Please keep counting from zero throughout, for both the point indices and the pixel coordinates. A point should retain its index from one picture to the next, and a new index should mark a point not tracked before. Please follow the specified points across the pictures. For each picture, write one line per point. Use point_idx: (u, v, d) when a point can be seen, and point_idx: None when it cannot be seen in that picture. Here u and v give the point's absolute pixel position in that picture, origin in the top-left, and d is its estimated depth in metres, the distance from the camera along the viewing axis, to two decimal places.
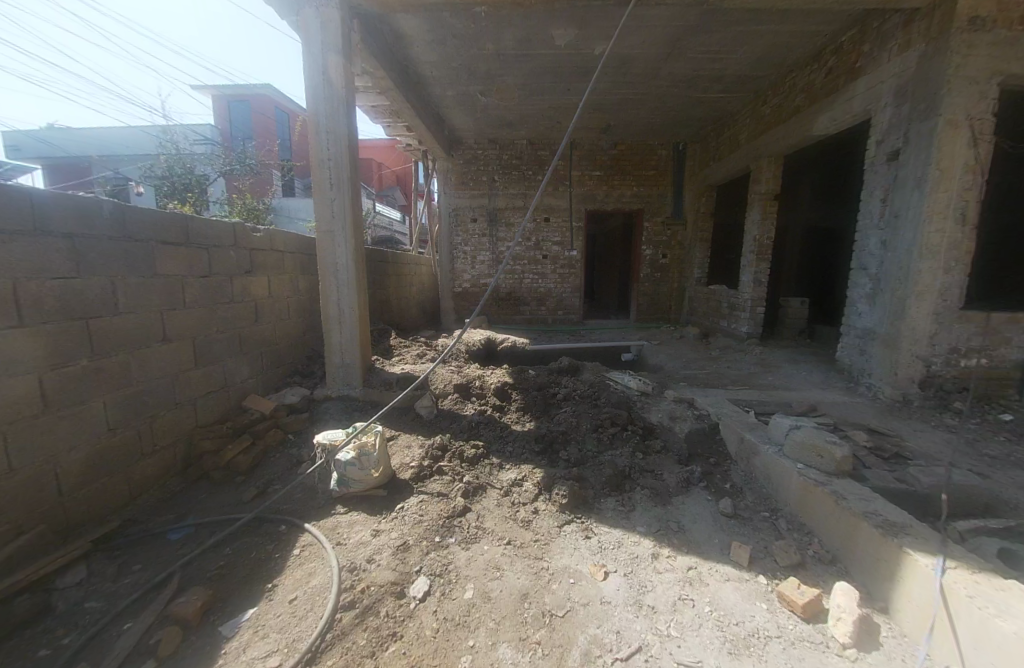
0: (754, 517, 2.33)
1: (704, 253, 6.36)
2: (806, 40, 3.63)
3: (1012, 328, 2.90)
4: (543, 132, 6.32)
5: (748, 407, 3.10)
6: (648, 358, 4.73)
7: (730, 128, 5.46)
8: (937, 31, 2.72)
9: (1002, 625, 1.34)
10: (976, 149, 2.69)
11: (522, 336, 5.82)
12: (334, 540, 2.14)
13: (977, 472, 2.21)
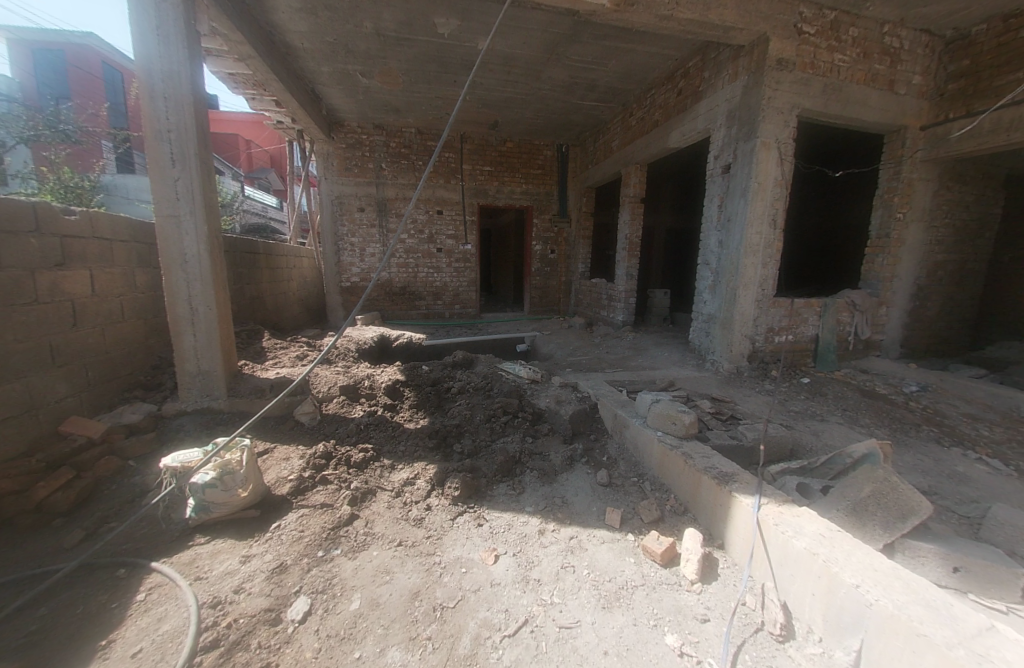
0: (626, 483, 2.62)
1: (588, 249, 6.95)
2: (661, 61, 4.13)
3: (808, 310, 3.70)
4: (430, 122, 6.20)
5: (622, 386, 3.47)
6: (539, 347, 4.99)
7: (604, 135, 5.98)
8: (754, 67, 3.31)
9: (797, 544, 1.74)
10: (782, 167, 3.36)
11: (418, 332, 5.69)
12: (192, 575, 1.85)
13: (785, 424, 2.78)
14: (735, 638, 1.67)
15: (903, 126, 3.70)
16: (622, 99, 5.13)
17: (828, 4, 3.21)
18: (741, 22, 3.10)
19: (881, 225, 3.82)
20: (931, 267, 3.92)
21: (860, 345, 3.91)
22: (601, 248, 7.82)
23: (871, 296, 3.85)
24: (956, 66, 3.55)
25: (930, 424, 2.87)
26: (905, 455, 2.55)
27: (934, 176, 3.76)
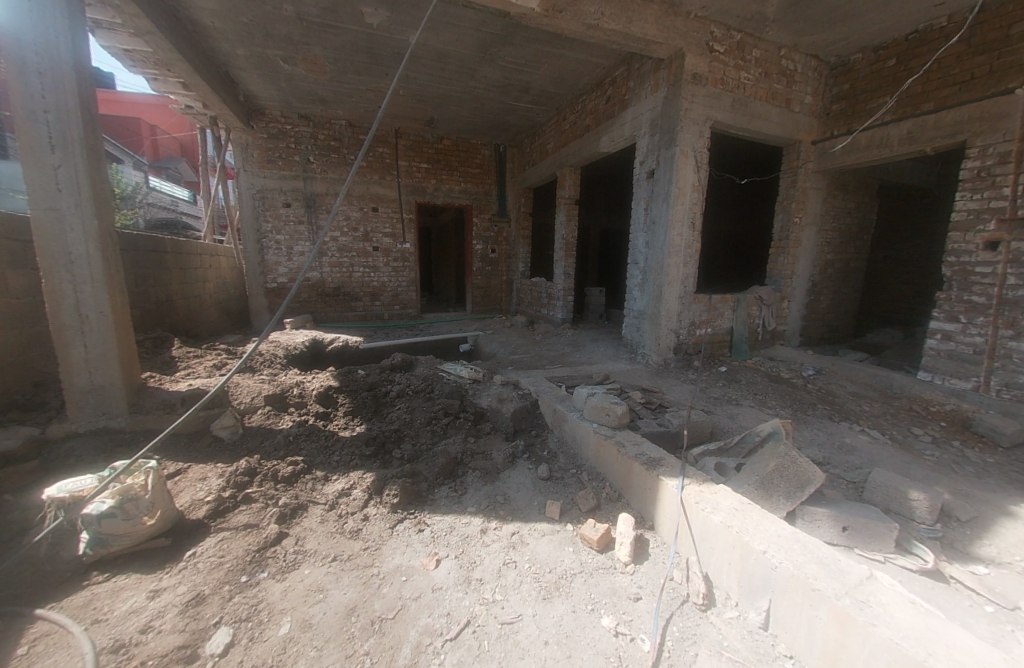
0: (565, 475, 2.71)
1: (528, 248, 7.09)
2: (590, 69, 4.31)
3: (724, 304, 4.07)
4: (361, 115, 5.95)
5: (561, 382, 3.58)
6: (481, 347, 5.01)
7: (539, 137, 6.12)
8: (673, 81, 3.57)
9: (713, 518, 1.90)
10: (699, 174, 3.65)
11: (353, 334, 5.45)
12: (89, 619, 1.61)
13: (705, 410, 3.03)
14: (663, 612, 1.80)
15: (798, 141, 4.18)
16: (555, 103, 5.28)
17: (734, 26, 3.54)
18: (661, 36, 3.32)
19: (783, 228, 4.30)
20: (822, 265, 4.48)
21: (768, 335, 4.38)
22: (541, 248, 8.00)
23: (776, 291, 4.32)
24: (837, 90, 4.08)
25: (822, 402, 3.28)
26: (802, 431, 2.90)
27: (823, 186, 4.30)
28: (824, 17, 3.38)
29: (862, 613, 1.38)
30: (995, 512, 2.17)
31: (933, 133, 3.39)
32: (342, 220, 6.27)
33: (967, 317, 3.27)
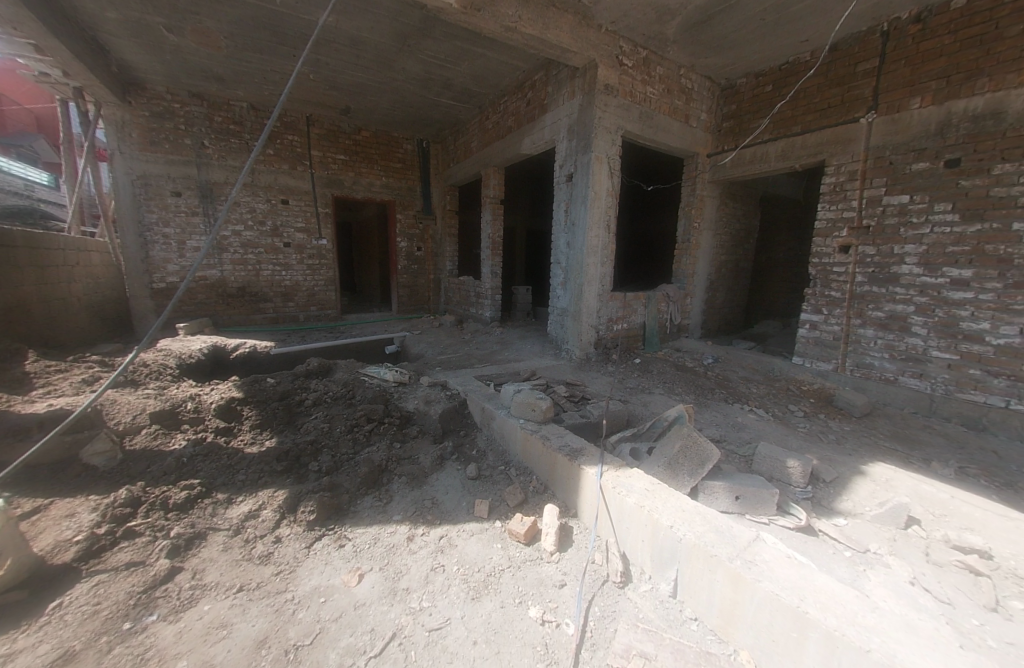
0: (493, 473, 2.72)
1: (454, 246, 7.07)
2: (510, 71, 4.38)
3: (637, 301, 4.40)
4: (266, 97, 5.43)
5: (489, 381, 3.60)
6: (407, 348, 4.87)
7: (463, 134, 6.09)
8: (587, 89, 3.76)
9: (628, 499, 2.04)
10: (612, 179, 3.89)
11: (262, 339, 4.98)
12: None
13: (621, 399, 3.25)
14: (586, 594, 1.89)
15: (697, 153, 4.66)
16: (478, 102, 5.29)
17: (640, 43, 3.82)
18: (574, 45, 3.47)
19: (685, 231, 4.76)
20: (718, 265, 5.04)
21: (676, 328, 4.83)
22: (469, 246, 7.99)
23: (681, 288, 4.79)
24: (727, 109, 4.61)
25: (719, 387, 3.70)
26: (702, 413, 3.24)
27: (718, 195, 4.84)
28: (714, 42, 3.79)
29: (750, 571, 1.58)
30: (849, 472, 2.62)
31: (800, 152, 3.98)
32: (245, 213, 5.73)
33: (827, 309, 3.90)
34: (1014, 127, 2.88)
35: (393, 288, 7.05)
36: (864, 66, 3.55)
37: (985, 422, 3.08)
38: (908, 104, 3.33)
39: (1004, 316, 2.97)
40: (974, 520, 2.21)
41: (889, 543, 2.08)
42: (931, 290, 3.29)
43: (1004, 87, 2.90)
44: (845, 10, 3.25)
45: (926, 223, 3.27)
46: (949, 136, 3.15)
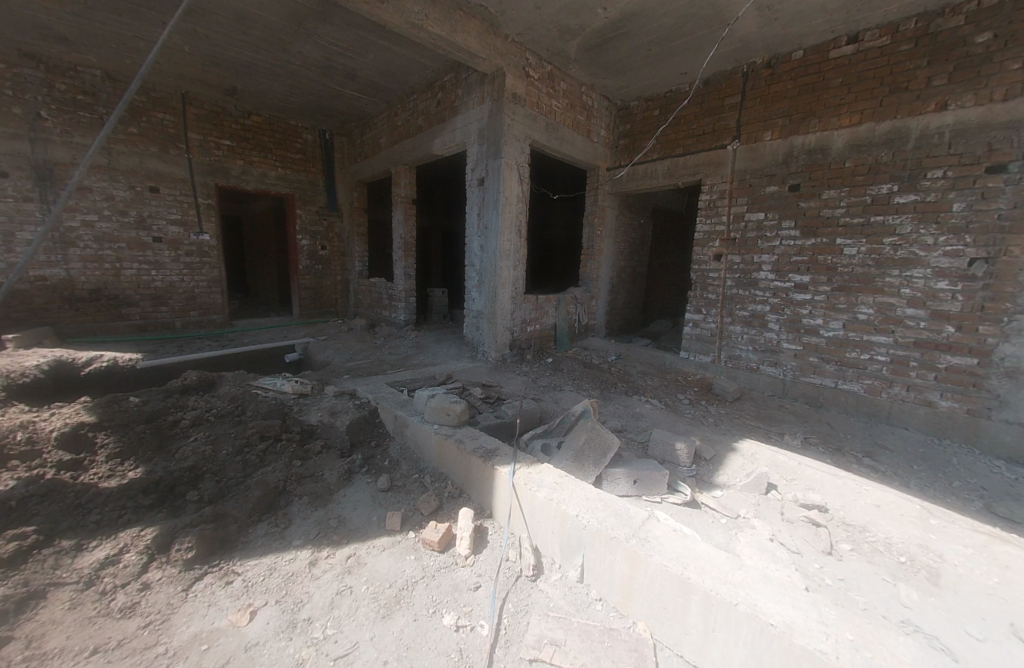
0: (406, 482, 2.63)
1: (362, 247, 6.78)
2: (418, 69, 4.30)
3: (548, 303, 4.61)
4: (125, 65, 4.60)
5: (402, 387, 3.48)
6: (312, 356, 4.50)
7: (370, 129, 5.83)
8: (496, 96, 3.84)
9: (537, 494, 2.11)
10: (522, 186, 4.04)
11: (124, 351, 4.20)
12: None
13: (534, 398, 3.37)
14: (500, 593, 1.91)
15: (598, 166, 5.04)
16: (385, 97, 5.10)
17: (545, 58, 4.02)
18: (482, 51, 3.52)
19: (590, 238, 5.11)
20: (619, 269, 5.52)
21: (584, 328, 5.17)
22: (381, 247, 7.66)
23: (587, 291, 5.14)
24: (623, 127, 5.06)
25: (621, 381, 4.04)
26: (606, 406, 3.50)
27: (618, 205, 5.29)
28: (610, 65, 4.14)
29: (643, 547, 1.74)
30: (724, 449, 3.04)
31: (683, 171, 4.52)
32: (100, 200, 4.81)
33: (707, 309, 4.49)
34: (833, 162, 3.61)
35: (294, 291, 6.46)
36: (730, 101, 4.16)
37: (820, 399, 3.81)
38: (762, 136, 3.98)
39: (830, 313, 3.70)
40: (813, 480, 2.71)
41: (754, 507, 2.45)
42: (781, 292, 3.97)
43: (827, 129, 3.61)
44: (712, 51, 3.78)
45: (777, 236, 3.95)
46: (790, 166, 3.83)
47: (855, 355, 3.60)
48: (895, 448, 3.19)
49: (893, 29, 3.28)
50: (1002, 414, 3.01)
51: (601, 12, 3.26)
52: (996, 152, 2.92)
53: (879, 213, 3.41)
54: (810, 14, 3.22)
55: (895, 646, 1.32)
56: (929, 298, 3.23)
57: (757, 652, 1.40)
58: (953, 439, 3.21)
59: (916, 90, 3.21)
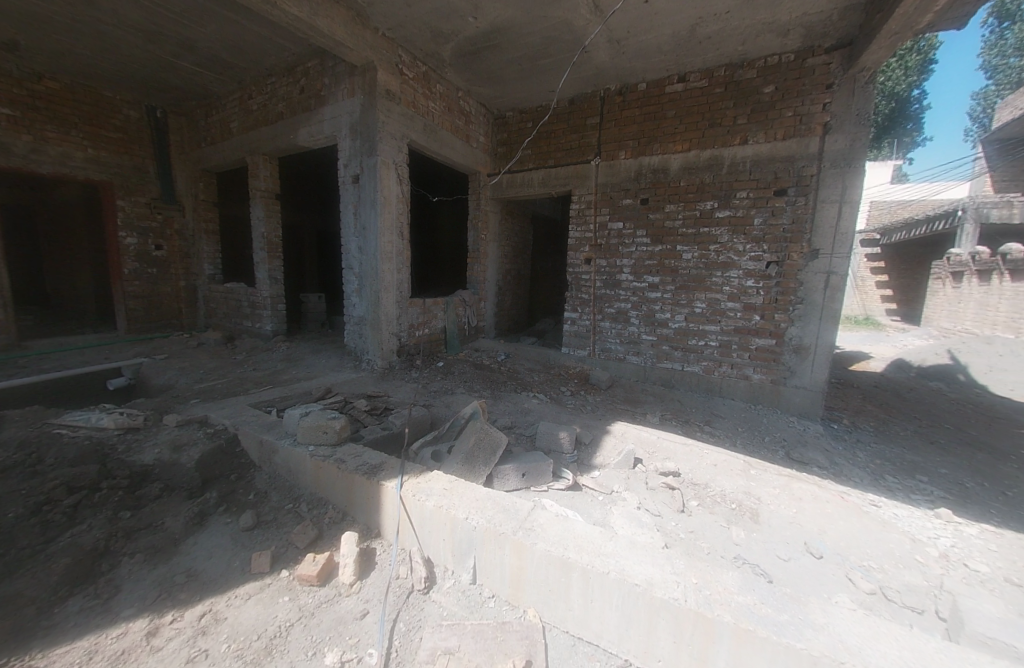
0: (277, 516, 2.32)
1: (215, 246, 5.84)
2: (274, 50, 3.85)
3: (436, 307, 4.56)
4: None
5: (269, 408, 3.08)
6: (148, 381, 3.70)
7: (219, 111, 5.03)
8: (367, 89, 3.64)
9: (426, 503, 2.05)
10: (400, 186, 3.91)
11: None
12: None
13: (424, 404, 3.29)
14: (390, 614, 1.80)
15: (479, 171, 5.15)
16: (235, 76, 4.46)
17: (419, 57, 3.95)
18: (349, 41, 3.31)
19: (475, 241, 5.20)
20: (505, 272, 5.72)
21: (474, 330, 5.24)
22: (243, 247, 6.65)
23: (475, 293, 5.22)
24: (501, 136, 5.27)
25: (509, 379, 4.19)
26: (496, 405, 3.60)
27: (500, 210, 5.48)
28: (485, 74, 4.26)
29: (528, 537, 1.82)
30: (600, 432, 3.36)
31: (556, 181, 4.90)
32: None
33: (582, 308, 4.94)
34: (672, 180, 4.28)
35: (117, 299, 5.22)
36: (591, 121, 4.63)
37: (672, 380, 4.49)
38: (618, 155, 4.52)
39: (675, 308, 4.39)
40: (669, 450, 3.16)
41: (625, 482, 2.77)
42: (639, 291, 4.58)
43: (666, 153, 4.27)
44: (568, 72, 4.13)
45: (633, 243, 4.54)
46: (641, 182, 4.44)
47: (695, 342, 4.33)
48: (725, 416, 3.92)
49: (709, 74, 4.02)
50: (791, 380, 3.94)
51: (472, 20, 3.33)
52: (780, 180, 3.80)
53: (706, 225, 4.16)
54: (649, 52, 3.76)
55: (725, 580, 1.61)
56: (742, 293, 4.05)
57: (627, 612, 1.58)
58: (763, 403, 4.09)
59: (726, 126, 3.99)
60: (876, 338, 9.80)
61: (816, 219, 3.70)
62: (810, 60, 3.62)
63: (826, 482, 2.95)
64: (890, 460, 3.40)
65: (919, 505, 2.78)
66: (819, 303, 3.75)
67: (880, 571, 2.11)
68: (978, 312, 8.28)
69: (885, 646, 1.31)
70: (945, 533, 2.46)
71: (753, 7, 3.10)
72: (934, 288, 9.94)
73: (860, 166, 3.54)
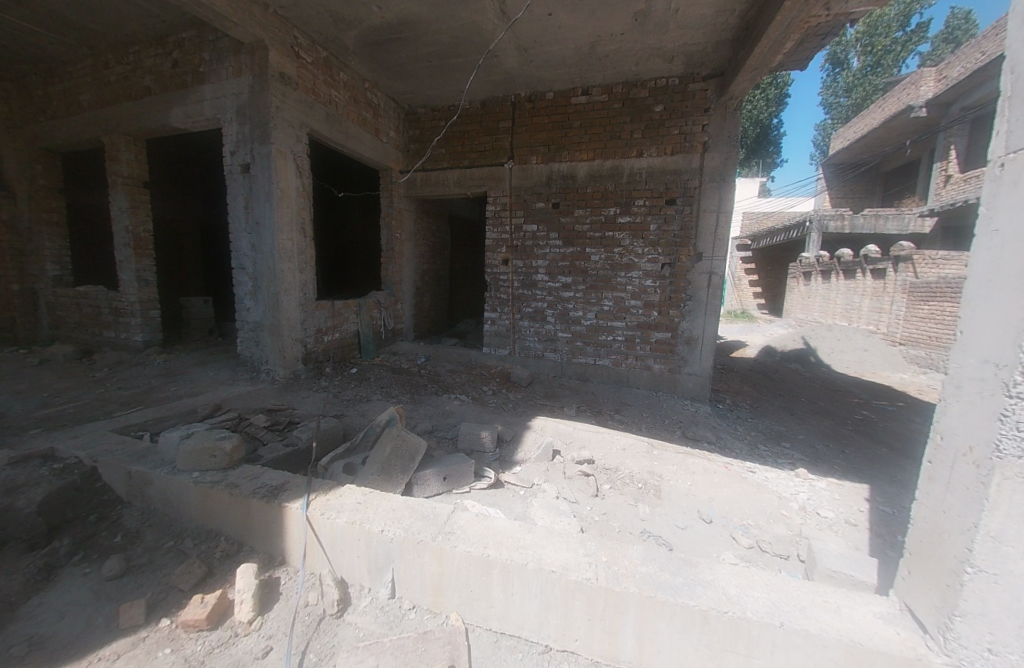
0: (152, 558, 1.99)
1: (61, 241, 4.82)
2: (136, 14, 3.30)
3: (347, 310, 4.29)
4: None
5: (140, 433, 2.64)
6: None
7: (63, 78, 4.17)
8: (257, 70, 3.29)
9: (337, 520, 1.91)
10: (301, 179, 3.61)
11: None
12: None
13: (334, 415, 3.08)
14: (298, 646, 1.65)
15: (390, 167, 4.94)
16: (82, 38, 3.72)
17: (318, 42, 3.68)
18: (233, 15, 2.96)
19: (389, 240, 4.98)
20: (422, 272, 5.58)
21: (390, 333, 5.02)
22: (103, 242, 5.56)
23: (390, 295, 5.01)
24: (412, 132, 5.12)
25: (430, 382, 4.10)
26: (416, 409, 3.50)
27: (415, 209, 5.33)
28: (393, 67, 4.11)
29: (447, 541, 1.79)
30: (520, 427, 3.44)
31: (471, 182, 4.91)
32: None
33: (501, 308, 5.02)
34: (579, 187, 4.54)
35: None
36: (504, 124, 4.72)
37: (586, 374, 4.78)
38: (530, 159, 4.67)
39: (587, 306, 4.68)
40: (583, 439, 3.35)
41: (544, 473, 2.89)
42: (554, 291, 4.79)
43: (573, 160, 4.52)
44: (477, 73, 4.15)
45: (547, 244, 4.74)
46: (552, 186, 4.64)
47: (605, 337, 4.66)
48: (631, 403, 4.28)
49: (609, 89, 4.34)
50: (685, 368, 4.44)
51: (377, 9, 3.19)
52: (670, 190, 4.25)
53: (610, 229, 4.50)
54: (555, 62, 3.93)
55: (631, 554, 1.76)
56: (643, 292, 4.46)
57: (546, 599, 1.65)
58: (663, 390, 4.54)
59: (625, 139, 4.34)
60: (751, 329, 11.47)
61: (700, 226, 4.20)
62: (691, 85, 4.09)
63: (714, 456, 3.38)
64: (761, 431, 4.01)
65: (783, 467, 3.32)
66: (704, 300, 4.28)
67: (756, 528, 2.48)
68: (823, 305, 10.11)
69: (758, 592, 1.54)
70: (802, 489, 2.97)
71: (643, 31, 3.41)
72: (791, 286, 11.90)
73: (731, 181, 4.11)
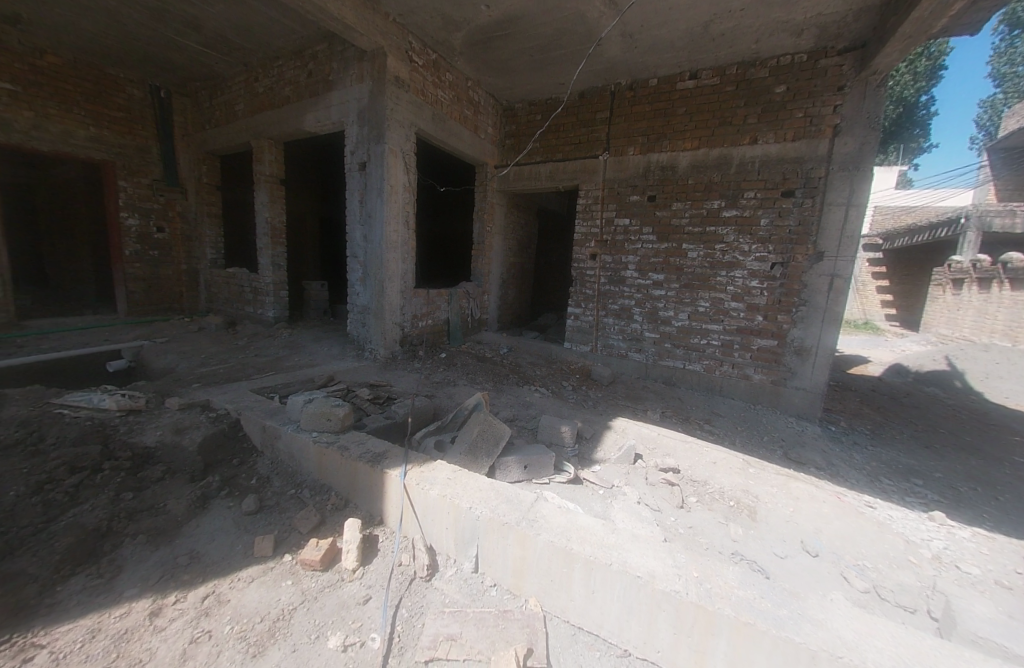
0: (279, 501, 2.32)
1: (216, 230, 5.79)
2: (283, 33, 3.81)
3: (439, 298, 4.55)
4: None
5: (272, 394, 3.08)
6: (150, 363, 3.69)
7: (224, 92, 4.97)
8: (376, 75, 3.61)
9: (431, 491, 2.05)
10: (407, 175, 3.89)
11: None
12: None
13: (427, 395, 3.29)
14: (393, 600, 1.81)
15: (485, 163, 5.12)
16: (241, 57, 4.41)
17: (429, 45, 3.92)
18: (360, 26, 3.27)
19: (480, 233, 5.18)
20: (509, 265, 5.71)
21: (476, 322, 5.23)
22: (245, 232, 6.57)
23: (479, 286, 5.21)
24: (508, 128, 5.24)
25: (512, 372, 4.21)
26: (499, 397, 3.62)
27: (505, 203, 5.46)
28: (494, 65, 4.23)
29: (532, 528, 1.82)
30: (602, 427, 3.37)
31: (562, 175, 4.89)
32: None
33: (585, 304, 4.95)
34: (679, 178, 4.28)
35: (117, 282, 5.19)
36: (601, 115, 4.62)
37: (673, 378, 4.53)
38: (626, 150, 4.52)
39: (679, 306, 4.42)
40: (668, 446, 3.20)
41: (625, 476, 2.81)
42: (643, 289, 4.60)
43: (675, 150, 4.27)
44: (579, 65, 4.10)
45: (639, 240, 4.56)
46: (649, 179, 4.44)
47: (697, 340, 4.36)
48: (724, 414, 3.97)
49: (721, 72, 4.02)
50: (792, 381, 3.98)
51: (485, 9, 3.30)
52: (788, 181, 3.82)
53: (712, 223, 4.18)
54: (662, 47, 3.74)
55: (726, 574, 1.63)
56: (746, 293, 4.08)
57: (629, 603, 1.60)
58: (763, 402, 4.13)
59: (736, 125, 3.99)
60: (874, 343, 9.90)
61: (822, 221, 3.72)
62: (823, 61, 3.62)
63: (823, 482, 3.00)
64: (886, 463, 3.45)
65: (913, 507, 2.83)
66: (821, 306, 3.79)
67: (874, 570, 2.16)
68: (978, 320, 8.36)
69: (883, 643, 1.33)
70: (940, 535, 2.51)
71: (768, 5, 3.10)
72: (933, 295, 10.03)
73: (867, 169, 3.57)
